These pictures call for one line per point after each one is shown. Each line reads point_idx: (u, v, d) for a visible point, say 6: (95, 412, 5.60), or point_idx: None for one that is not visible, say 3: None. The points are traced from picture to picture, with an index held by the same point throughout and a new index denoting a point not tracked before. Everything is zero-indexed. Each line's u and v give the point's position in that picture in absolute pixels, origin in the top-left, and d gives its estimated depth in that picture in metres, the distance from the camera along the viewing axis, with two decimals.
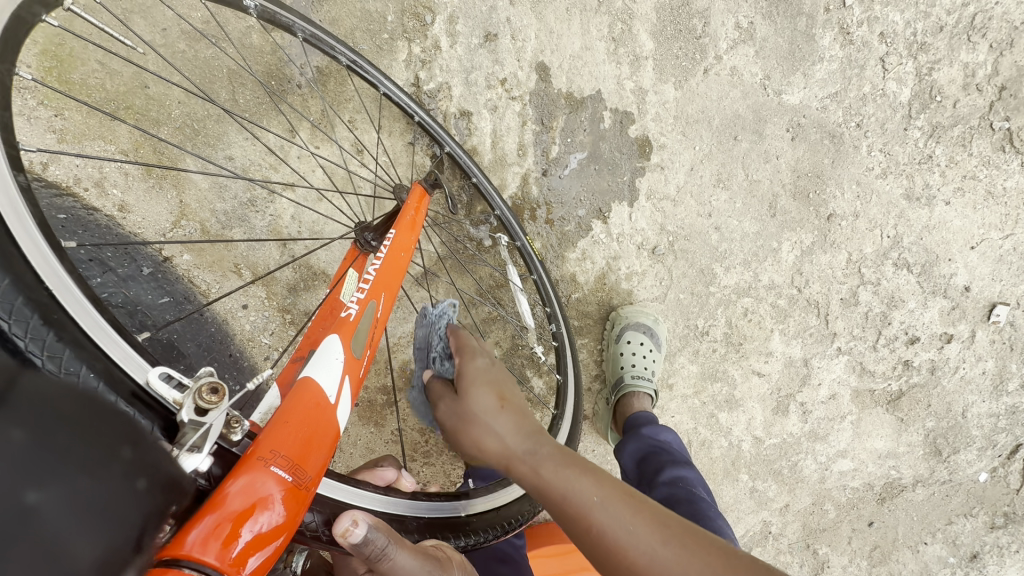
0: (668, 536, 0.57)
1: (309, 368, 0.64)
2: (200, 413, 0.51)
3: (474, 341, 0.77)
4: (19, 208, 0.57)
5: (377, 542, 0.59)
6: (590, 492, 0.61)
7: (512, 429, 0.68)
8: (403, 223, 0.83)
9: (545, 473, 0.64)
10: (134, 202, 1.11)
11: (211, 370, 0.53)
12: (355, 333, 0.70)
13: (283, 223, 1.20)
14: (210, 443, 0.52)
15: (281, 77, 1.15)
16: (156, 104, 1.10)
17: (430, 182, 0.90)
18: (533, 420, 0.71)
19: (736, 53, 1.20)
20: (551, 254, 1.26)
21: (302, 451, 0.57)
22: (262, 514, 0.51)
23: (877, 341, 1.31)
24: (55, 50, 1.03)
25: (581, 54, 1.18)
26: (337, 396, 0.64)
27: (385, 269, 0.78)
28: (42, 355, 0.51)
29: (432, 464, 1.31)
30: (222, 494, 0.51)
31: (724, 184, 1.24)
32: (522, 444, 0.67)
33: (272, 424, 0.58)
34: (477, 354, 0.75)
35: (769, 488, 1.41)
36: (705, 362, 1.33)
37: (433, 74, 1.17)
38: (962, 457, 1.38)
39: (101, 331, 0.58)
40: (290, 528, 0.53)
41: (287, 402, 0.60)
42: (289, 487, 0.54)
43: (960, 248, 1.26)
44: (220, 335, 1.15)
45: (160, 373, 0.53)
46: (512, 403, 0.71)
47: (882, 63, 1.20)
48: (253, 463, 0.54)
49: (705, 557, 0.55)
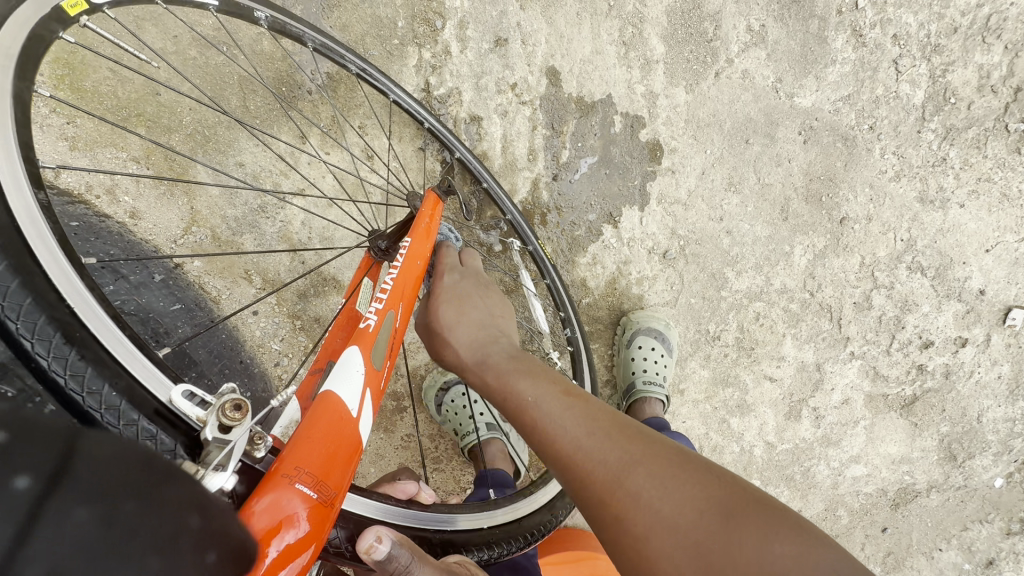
0: (594, 426, 0.58)
1: (329, 382, 0.63)
2: (223, 431, 0.51)
3: (450, 266, 0.87)
4: (36, 223, 0.55)
5: (400, 558, 0.59)
6: (527, 388, 0.65)
7: (468, 342, 0.76)
8: (418, 231, 0.82)
9: (490, 379, 0.70)
10: (146, 209, 1.11)
11: (233, 386, 0.53)
12: (374, 344, 0.69)
13: (294, 229, 1.19)
14: (234, 461, 0.52)
15: (291, 84, 1.15)
16: (167, 111, 1.10)
17: (443, 189, 0.89)
18: (489, 333, 0.77)
19: (748, 56, 1.19)
20: (562, 258, 1.26)
21: (326, 467, 0.57)
22: (288, 532, 0.51)
23: (891, 345, 1.30)
24: (67, 58, 1.04)
25: (591, 58, 1.18)
26: (359, 409, 0.63)
27: (402, 279, 0.77)
28: (64, 375, 0.51)
29: (443, 470, 1.31)
30: (248, 513, 0.50)
31: (735, 188, 1.23)
32: (474, 355, 0.74)
33: (295, 440, 0.57)
34: (448, 275, 0.86)
35: (781, 494, 1.40)
36: (716, 367, 1.32)
37: (444, 79, 1.17)
38: (978, 462, 1.37)
39: (121, 345, 0.57)
40: (316, 545, 0.53)
41: (308, 416, 0.59)
42: (314, 504, 0.54)
43: (975, 251, 1.25)
44: (231, 341, 1.15)
45: (184, 391, 0.54)
46: (470, 319, 0.79)
47: (895, 65, 1.19)
48: (278, 481, 0.54)
49: (623, 442, 0.55)
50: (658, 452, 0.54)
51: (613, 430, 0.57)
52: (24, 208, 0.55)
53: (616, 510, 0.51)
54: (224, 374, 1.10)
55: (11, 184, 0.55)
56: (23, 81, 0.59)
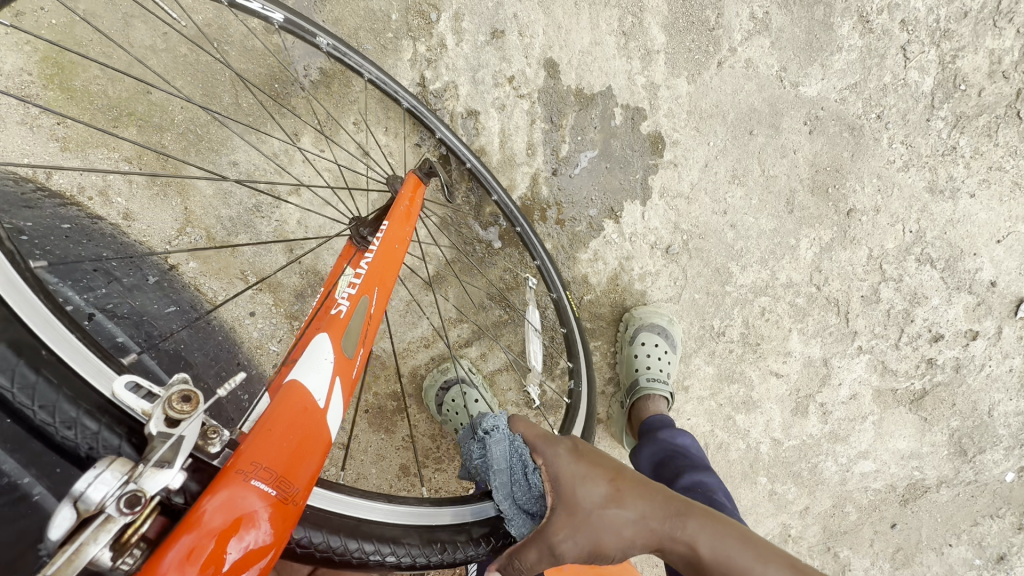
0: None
1: (297, 371, 0.62)
2: (170, 425, 0.48)
3: (546, 432, 0.72)
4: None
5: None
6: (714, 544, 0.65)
7: (649, 509, 0.68)
8: (397, 214, 0.80)
9: (696, 545, 0.65)
10: (139, 210, 1.09)
11: (186, 376, 0.50)
12: (346, 331, 0.67)
13: (289, 228, 1.17)
14: (182, 457, 0.49)
15: (284, 80, 1.12)
16: (159, 110, 1.08)
17: (425, 170, 0.86)
18: (648, 485, 0.70)
19: (751, 44, 1.16)
20: (562, 255, 1.23)
21: (288, 463, 0.55)
22: (246, 532, 0.49)
23: (900, 339, 1.27)
24: (56, 57, 1.02)
25: (590, 49, 1.15)
26: (328, 400, 0.61)
27: (377, 265, 0.74)
28: (32, 405, 0.49)
29: (444, 471, 1.29)
30: (200, 512, 0.49)
31: (739, 181, 1.21)
32: (660, 518, 0.67)
33: (255, 435, 0.55)
34: (555, 444, 0.71)
35: (789, 491, 1.38)
36: (721, 363, 1.30)
37: (439, 73, 1.15)
38: (988, 457, 1.34)
39: (92, 366, 0.55)
40: (278, 545, 0.52)
41: (271, 409, 0.57)
42: (274, 501, 0.52)
43: (986, 242, 1.22)
44: (228, 344, 1.14)
45: (128, 384, 0.52)
46: (628, 485, 0.69)
47: (904, 51, 1.16)
48: (233, 477, 0.52)
49: None
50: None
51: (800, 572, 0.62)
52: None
53: None
54: (221, 376, 1.08)
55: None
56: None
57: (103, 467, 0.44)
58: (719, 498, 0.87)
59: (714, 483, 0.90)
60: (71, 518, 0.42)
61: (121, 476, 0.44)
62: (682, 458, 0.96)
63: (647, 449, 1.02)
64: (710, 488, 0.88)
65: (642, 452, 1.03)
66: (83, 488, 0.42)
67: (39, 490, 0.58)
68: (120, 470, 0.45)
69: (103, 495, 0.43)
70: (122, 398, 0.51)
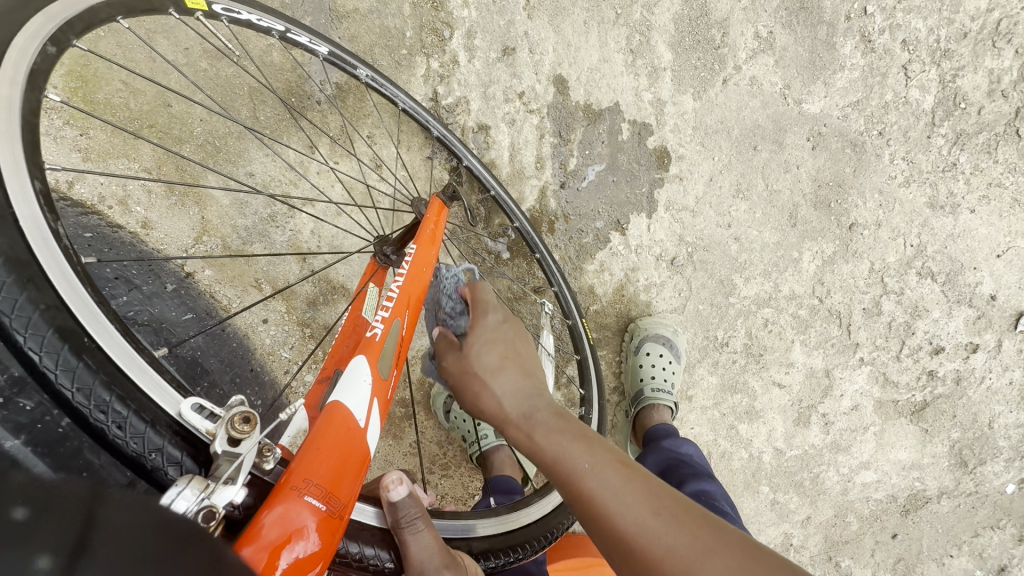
0: (660, 507, 0.52)
1: (338, 392, 0.64)
2: (232, 444, 0.52)
3: (494, 298, 0.74)
4: (49, 242, 0.56)
5: (410, 508, 0.68)
6: (614, 481, 0.55)
7: (518, 391, 0.66)
8: (424, 238, 0.82)
9: (540, 439, 0.61)
10: (158, 219, 1.12)
11: (242, 398, 0.54)
12: (381, 353, 0.70)
13: (303, 237, 1.20)
14: (244, 474, 0.52)
15: (301, 94, 1.15)
16: (179, 121, 1.11)
17: (449, 194, 0.89)
18: (537, 381, 0.68)
19: (756, 62, 1.19)
20: (569, 266, 1.26)
21: (334, 479, 0.57)
22: (297, 544, 0.51)
23: (901, 351, 1.29)
24: (81, 71, 1.06)
25: (599, 66, 1.18)
26: (367, 420, 0.64)
27: (408, 287, 0.77)
28: (88, 405, 0.53)
29: (451, 477, 1.31)
30: (257, 525, 0.51)
31: (744, 195, 1.23)
32: (520, 409, 0.64)
33: (304, 452, 0.57)
34: (494, 309, 0.72)
35: (791, 500, 1.39)
36: (724, 373, 1.32)
37: (451, 89, 1.17)
38: (989, 469, 1.36)
39: (139, 366, 0.59)
40: (325, 558, 0.54)
41: (317, 426, 0.60)
42: (324, 516, 0.54)
43: (986, 256, 1.24)
44: (241, 350, 1.16)
45: (193, 405, 0.56)
46: (519, 363, 0.68)
47: (904, 71, 1.18)
48: (287, 493, 0.54)
49: (694, 531, 0.50)
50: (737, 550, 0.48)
51: (675, 513, 0.52)
52: (35, 230, 0.55)
53: None
54: (236, 382, 1.11)
55: (20, 200, 0.55)
56: (34, 91, 0.59)
57: (184, 484, 0.48)
58: (722, 506, 0.90)
59: (716, 492, 0.91)
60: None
61: (200, 493, 0.48)
62: (686, 466, 0.97)
63: (652, 458, 1.04)
64: (713, 497, 0.90)
65: (646, 460, 1.05)
66: (167, 504, 0.46)
67: (68, 495, 0.52)
68: (198, 487, 0.48)
69: (184, 510, 0.47)
70: (188, 417, 0.55)
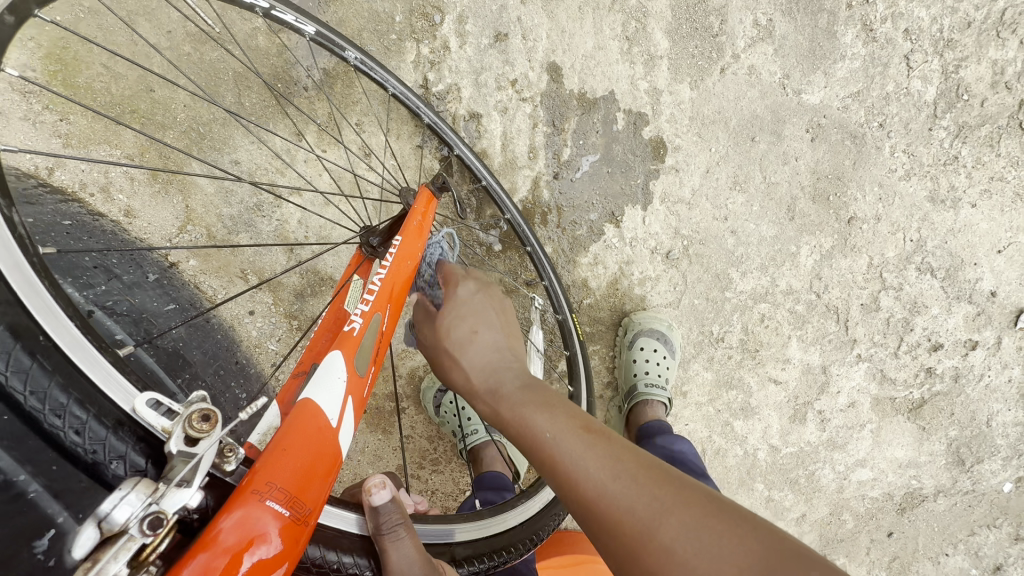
0: (625, 474, 0.51)
1: (310, 389, 0.61)
2: (190, 444, 0.50)
3: (464, 273, 0.76)
4: (1, 231, 0.56)
5: (391, 515, 0.66)
6: (483, 358, 0.68)
7: (480, 353, 0.68)
8: (410, 229, 0.79)
9: (504, 409, 0.62)
10: (140, 207, 1.09)
11: (204, 395, 0.52)
12: (358, 349, 0.67)
13: (290, 228, 1.18)
14: (201, 476, 0.49)
15: (287, 79, 1.12)
16: (161, 107, 1.09)
17: (438, 184, 0.86)
18: (506, 354, 0.68)
19: (755, 51, 1.16)
20: (562, 258, 1.24)
21: (301, 482, 0.54)
22: (260, 549, 0.49)
23: (899, 348, 1.27)
24: (60, 54, 1.02)
25: (594, 54, 1.15)
26: (339, 419, 0.61)
27: (390, 281, 0.74)
28: (43, 410, 0.50)
29: (441, 472, 1.29)
30: (215, 530, 0.48)
31: (741, 187, 1.21)
32: (485, 377, 0.66)
33: (270, 453, 0.55)
34: (467, 279, 0.75)
35: (786, 498, 1.37)
36: (720, 369, 1.30)
37: (442, 75, 1.15)
38: (986, 467, 1.34)
39: (99, 367, 0.55)
40: (288, 563, 0.51)
41: (284, 426, 0.57)
42: (288, 522, 0.51)
43: (987, 252, 1.22)
44: (226, 342, 1.14)
45: (149, 400, 0.52)
46: (488, 334, 0.69)
47: (907, 61, 1.16)
48: (248, 496, 0.51)
49: (660, 495, 0.48)
50: (712, 511, 0.46)
51: (646, 476, 0.50)
52: None
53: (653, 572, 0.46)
54: (220, 374, 1.10)
55: None
56: None
57: (129, 487, 0.45)
58: None
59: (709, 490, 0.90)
60: (95, 538, 0.43)
61: (147, 497, 0.45)
62: (679, 464, 0.95)
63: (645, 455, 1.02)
64: None
65: None
66: (109, 509, 0.43)
67: (35, 487, 0.48)
68: (145, 491, 0.45)
69: (128, 516, 0.43)
70: (142, 414, 0.51)
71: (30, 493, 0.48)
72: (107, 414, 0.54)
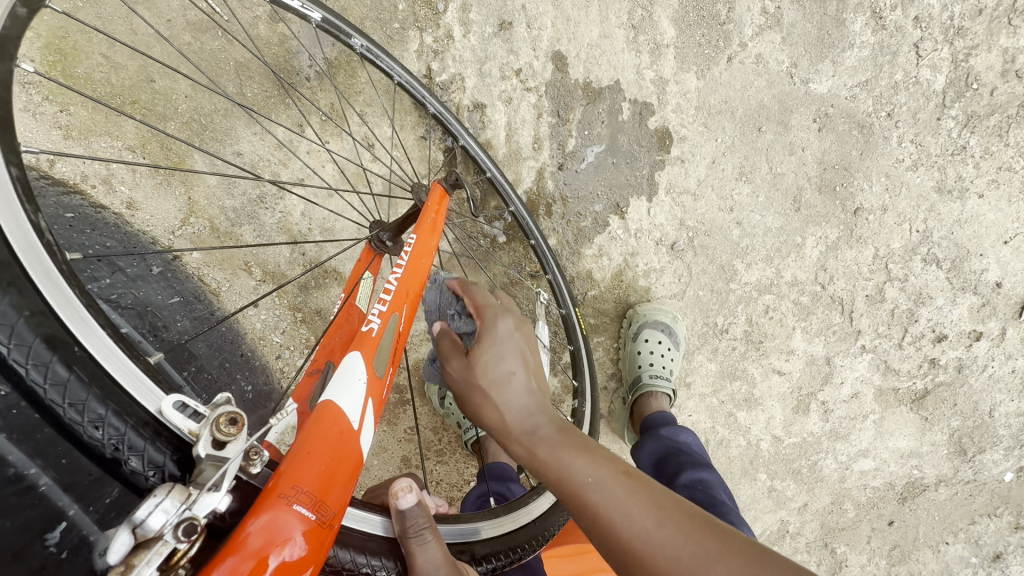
0: (664, 517, 0.52)
1: (331, 391, 0.61)
2: (217, 447, 0.50)
3: (495, 300, 0.69)
4: (28, 234, 0.53)
5: (418, 519, 0.66)
6: (518, 403, 0.62)
7: (518, 399, 0.62)
8: (424, 227, 0.79)
9: (541, 453, 0.59)
10: (143, 200, 1.09)
11: (229, 398, 0.52)
12: (377, 350, 0.67)
13: (293, 220, 1.17)
14: (229, 480, 0.49)
15: (289, 70, 1.11)
16: (162, 98, 1.07)
17: (450, 181, 0.85)
18: (542, 397, 0.64)
19: (762, 40, 1.15)
20: (567, 250, 1.23)
21: (326, 485, 0.54)
22: (286, 550, 0.49)
23: (903, 339, 1.27)
24: (58, 44, 1.01)
25: (599, 42, 1.14)
26: (361, 421, 0.61)
27: (406, 280, 0.74)
28: (82, 421, 0.49)
29: (446, 463, 1.30)
30: (242, 535, 0.49)
31: (747, 177, 1.20)
32: (520, 423, 0.61)
33: (294, 456, 0.55)
34: (501, 313, 0.68)
35: (788, 488, 1.38)
36: (724, 361, 1.30)
37: (446, 65, 1.14)
38: (988, 457, 1.35)
39: (130, 374, 0.54)
40: (315, 567, 0.51)
41: (308, 429, 0.57)
42: (313, 525, 0.51)
43: (992, 243, 1.21)
44: (231, 334, 1.14)
45: (175, 402, 0.52)
46: (527, 376, 0.64)
47: (916, 49, 1.14)
48: (274, 499, 0.51)
49: (699, 540, 0.50)
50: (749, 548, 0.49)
51: (694, 526, 0.51)
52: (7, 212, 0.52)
53: None
54: (226, 367, 1.08)
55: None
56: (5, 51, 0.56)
57: (163, 493, 0.44)
58: (719, 495, 0.88)
59: (713, 481, 0.90)
60: (128, 544, 0.43)
61: (181, 503, 0.45)
62: (683, 455, 0.96)
63: (648, 444, 1.03)
64: (710, 486, 0.88)
65: (642, 448, 1.03)
66: (143, 516, 0.43)
67: (46, 480, 0.48)
68: (178, 498, 0.45)
69: (162, 523, 0.43)
70: (169, 416, 0.51)
71: (39, 488, 0.48)
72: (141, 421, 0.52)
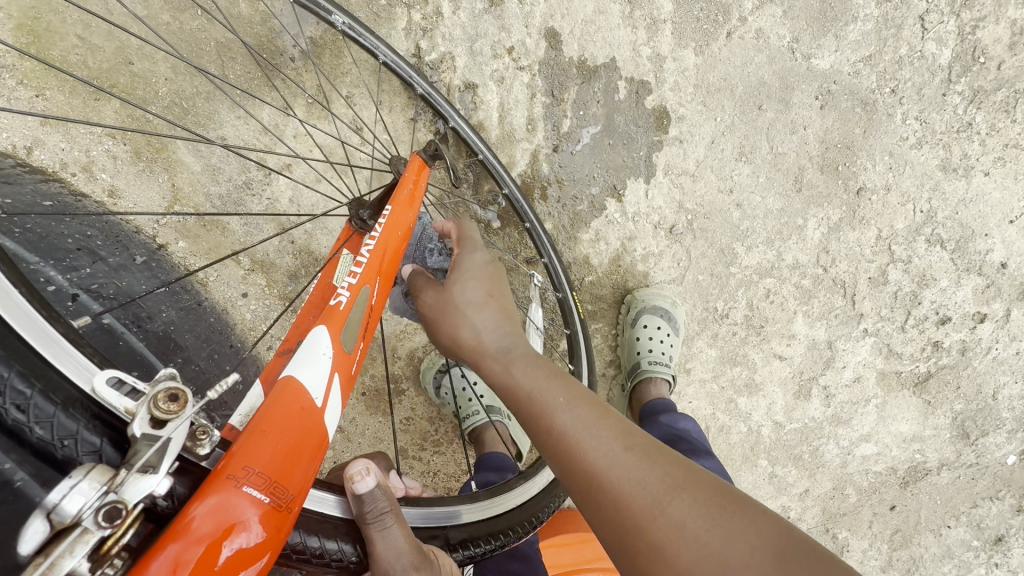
0: (631, 444, 0.52)
1: (293, 366, 0.59)
2: (155, 425, 0.46)
3: (479, 240, 0.74)
4: None
5: (377, 502, 0.63)
6: (489, 324, 0.66)
7: (491, 325, 0.66)
8: (400, 199, 0.76)
9: (515, 371, 0.61)
10: (125, 187, 1.06)
11: (173, 372, 0.48)
12: (346, 324, 0.64)
13: (281, 206, 1.14)
14: (168, 461, 0.46)
15: (273, 50, 1.07)
16: (142, 81, 1.03)
17: (430, 153, 0.82)
18: (515, 323, 0.68)
19: (763, 14, 1.11)
20: (562, 235, 1.20)
21: (282, 467, 0.52)
22: (239, 536, 0.46)
23: (906, 322, 1.25)
24: (32, 25, 0.97)
25: (594, 18, 1.10)
26: (324, 399, 0.59)
27: (380, 251, 0.71)
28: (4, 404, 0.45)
29: (443, 454, 1.28)
30: (187, 519, 0.46)
31: (747, 157, 1.16)
32: (498, 340, 0.65)
33: (247, 436, 0.52)
34: (476, 248, 0.73)
35: (789, 473, 1.37)
36: (724, 346, 1.28)
37: (435, 44, 1.10)
38: (991, 440, 1.33)
39: (53, 344, 0.49)
40: (269, 552, 0.49)
41: (266, 407, 0.55)
42: (268, 507, 0.49)
43: (998, 222, 1.18)
44: (219, 325, 1.11)
45: (110, 379, 0.48)
46: (502, 308, 0.68)
47: (921, 22, 1.11)
48: (224, 482, 0.49)
49: (665, 468, 0.50)
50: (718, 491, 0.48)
51: (660, 456, 0.51)
52: None
53: (645, 538, 0.47)
54: (214, 358, 1.06)
55: None
56: None
57: (81, 476, 0.41)
58: None
59: (714, 469, 0.88)
60: (44, 531, 0.39)
61: (101, 485, 0.41)
62: (683, 442, 0.93)
63: (649, 432, 1.00)
64: (711, 475, 0.87)
65: (643, 436, 1.00)
66: (57, 500, 0.39)
67: (21, 476, 0.49)
68: (99, 480, 0.41)
69: (81, 506, 0.39)
70: (103, 395, 0.47)
71: (14, 482, 0.48)
72: (58, 389, 0.48)
